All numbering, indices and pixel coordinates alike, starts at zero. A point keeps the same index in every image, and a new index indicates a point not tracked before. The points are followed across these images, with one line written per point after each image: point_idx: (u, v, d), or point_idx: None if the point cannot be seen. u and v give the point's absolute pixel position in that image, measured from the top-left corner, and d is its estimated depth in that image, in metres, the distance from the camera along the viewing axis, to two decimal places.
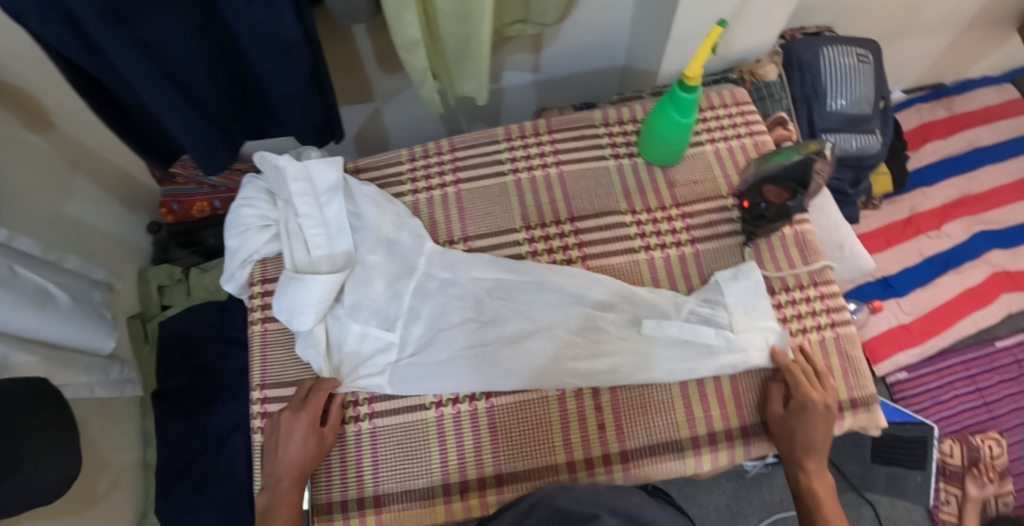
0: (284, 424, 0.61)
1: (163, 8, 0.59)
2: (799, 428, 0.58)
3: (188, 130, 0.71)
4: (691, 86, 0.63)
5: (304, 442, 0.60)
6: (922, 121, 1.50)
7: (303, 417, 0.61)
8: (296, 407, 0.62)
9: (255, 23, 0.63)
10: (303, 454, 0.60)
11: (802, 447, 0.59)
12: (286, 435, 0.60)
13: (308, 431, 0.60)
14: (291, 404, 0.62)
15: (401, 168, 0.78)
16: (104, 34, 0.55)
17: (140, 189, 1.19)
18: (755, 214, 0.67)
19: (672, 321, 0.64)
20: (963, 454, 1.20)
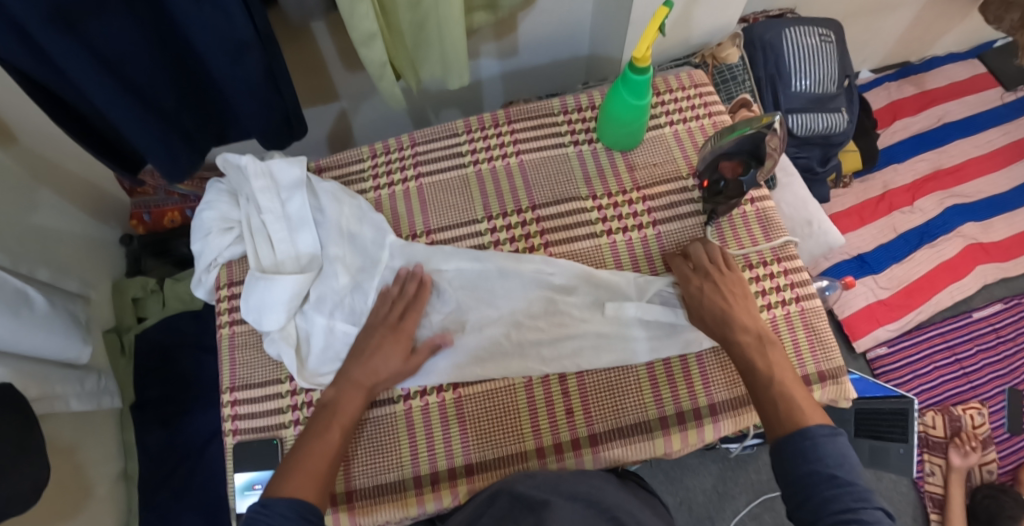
0: (376, 337, 0.62)
1: (110, 12, 0.59)
2: (706, 299, 0.60)
3: (147, 136, 0.71)
4: (641, 68, 0.63)
5: (390, 360, 0.61)
6: (890, 99, 1.51)
7: (399, 334, 0.63)
8: (390, 326, 0.63)
9: (207, 26, 0.62)
10: (388, 368, 0.61)
11: (727, 324, 0.58)
12: (378, 345, 0.62)
13: (398, 347, 0.62)
14: (387, 320, 0.63)
15: (362, 166, 0.78)
16: (51, 40, 0.55)
17: (110, 200, 1.18)
18: (715, 190, 0.67)
19: (632, 301, 0.64)
20: (945, 425, 1.22)
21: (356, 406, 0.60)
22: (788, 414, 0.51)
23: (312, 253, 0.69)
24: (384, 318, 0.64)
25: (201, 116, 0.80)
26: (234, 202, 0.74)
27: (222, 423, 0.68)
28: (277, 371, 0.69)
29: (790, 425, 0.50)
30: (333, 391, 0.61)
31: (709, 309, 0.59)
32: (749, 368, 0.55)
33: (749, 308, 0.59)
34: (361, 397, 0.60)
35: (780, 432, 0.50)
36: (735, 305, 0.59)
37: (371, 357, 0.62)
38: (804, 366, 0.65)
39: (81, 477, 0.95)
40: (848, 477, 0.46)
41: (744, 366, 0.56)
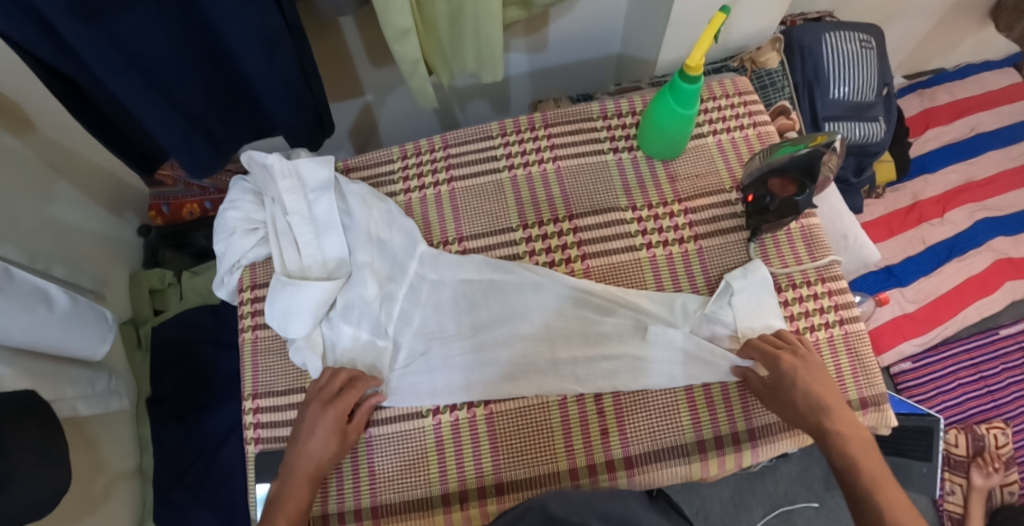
0: (310, 417, 0.58)
1: (138, 2, 0.56)
2: (800, 381, 0.55)
3: (166, 129, 0.68)
4: (693, 76, 0.60)
5: (328, 437, 0.58)
6: (924, 107, 1.47)
7: (330, 412, 0.58)
8: (325, 401, 0.59)
9: (245, 28, 0.61)
10: (324, 448, 0.57)
11: (812, 403, 0.54)
12: (311, 427, 0.58)
13: (332, 428, 0.58)
14: (320, 396, 0.59)
15: (392, 168, 0.75)
16: (74, 31, 0.53)
17: (128, 190, 1.16)
18: (760, 207, 0.64)
19: (678, 330, 0.62)
20: (968, 444, 1.18)
21: (301, 499, 0.55)
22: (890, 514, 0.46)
23: (339, 257, 0.67)
24: (317, 394, 0.60)
25: (229, 117, 0.78)
26: (258, 202, 0.73)
27: (244, 429, 0.67)
28: (300, 378, 0.67)
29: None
30: (278, 485, 0.56)
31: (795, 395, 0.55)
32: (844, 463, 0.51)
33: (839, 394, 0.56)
34: (308, 485, 0.56)
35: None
36: (823, 388, 0.55)
37: (311, 439, 0.57)
38: (846, 392, 0.63)
39: (92, 473, 0.93)
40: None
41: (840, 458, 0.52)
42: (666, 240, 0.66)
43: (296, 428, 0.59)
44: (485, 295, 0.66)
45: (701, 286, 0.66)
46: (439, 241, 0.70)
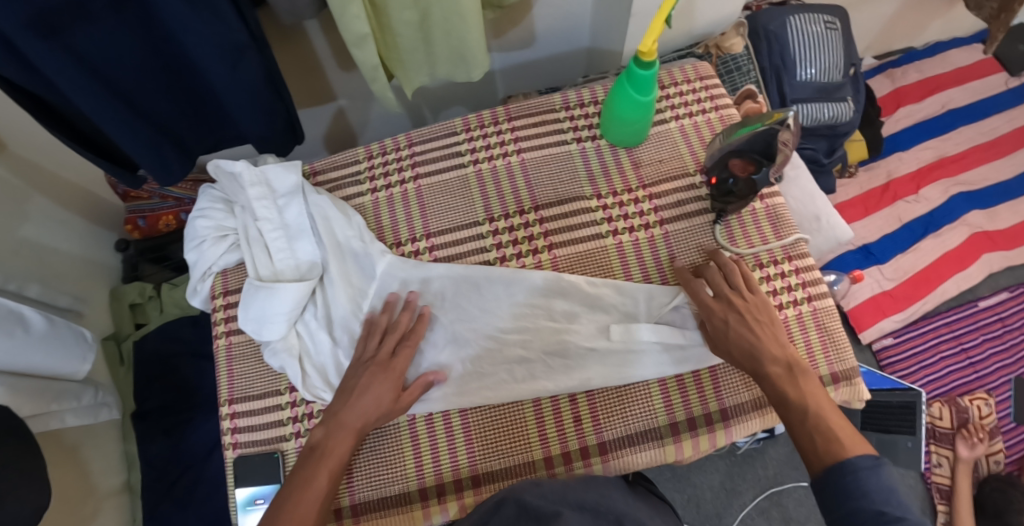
0: (367, 374, 0.59)
1: (100, 19, 0.56)
2: (733, 334, 0.57)
3: (136, 144, 0.68)
4: (647, 62, 0.61)
5: (379, 398, 0.58)
6: (894, 87, 1.48)
7: (388, 374, 0.59)
8: (383, 362, 0.60)
9: (208, 36, 0.61)
10: (374, 406, 0.58)
11: (744, 354, 0.56)
12: (367, 386, 0.58)
13: (389, 389, 0.59)
14: (380, 356, 0.60)
15: (358, 168, 0.75)
16: (36, 50, 0.53)
17: (103, 206, 1.15)
18: (722, 190, 0.65)
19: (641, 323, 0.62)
20: (953, 416, 1.20)
21: (346, 449, 0.57)
22: (836, 440, 0.49)
23: (311, 261, 0.67)
24: (375, 355, 0.60)
25: (198, 127, 0.77)
26: (228, 210, 0.73)
27: (221, 436, 0.67)
28: (276, 383, 0.67)
29: (829, 459, 0.49)
30: (322, 433, 0.58)
31: (732, 348, 0.57)
32: (782, 399, 0.53)
33: (776, 334, 0.57)
34: (354, 439, 0.57)
35: (819, 464, 0.49)
36: (761, 332, 0.56)
37: (360, 394, 0.58)
38: (817, 367, 0.64)
39: (79, 491, 0.93)
40: (897, 512, 0.44)
41: (777, 398, 0.54)
42: (634, 227, 0.66)
43: (345, 386, 0.59)
44: (456, 289, 0.66)
45: (671, 274, 0.66)
46: (395, 243, 0.70)
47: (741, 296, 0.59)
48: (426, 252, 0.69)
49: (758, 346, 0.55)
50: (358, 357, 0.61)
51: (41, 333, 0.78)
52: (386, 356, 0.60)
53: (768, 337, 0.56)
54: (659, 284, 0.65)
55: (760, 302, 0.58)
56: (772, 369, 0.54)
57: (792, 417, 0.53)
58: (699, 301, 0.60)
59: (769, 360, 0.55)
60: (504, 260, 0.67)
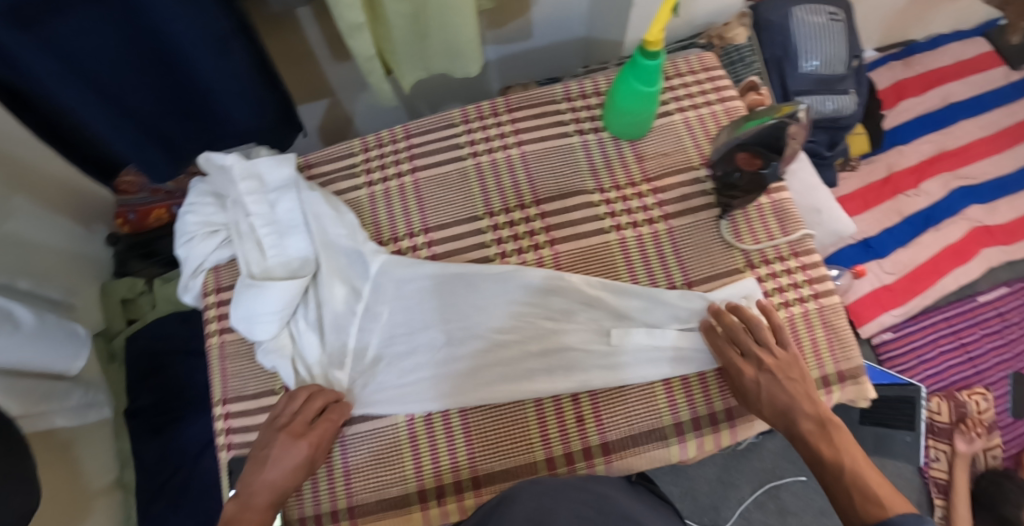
0: (279, 445, 0.54)
1: (78, 8, 0.53)
2: (766, 393, 0.55)
3: (119, 138, 0.67)
4: (653, 52, 0.59)
5: (296, 470, 0.55)
6: (895, 79, 1.47)
7: (303, 444, 0.55)
8: (298, 431, 0.56)
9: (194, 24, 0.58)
10: (287, 478, 0.54)
11: (777, 412, 0.54)
12: (281, 457, 0.54)
13: (303, 461, 0.55)
14: (292, 426, 0.56)
15: (354, 161, 0.73)
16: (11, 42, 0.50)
17: (91, 200, 1.13)
18: (727, 184, 0.64)
19: (639, 327, 0.61)
20: (951, 411, 1.19)
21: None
22: (875, 497, 0.47)
23: (302, 257, 0.65)
24: (290, 422, 0.56)
25: (187, 122, 0.75)
26: (218, 204, 0.70)
27: (216, 436, 0.65)
28: (270, 382, 0.65)
29: (869, 518, 0.46)
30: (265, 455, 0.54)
31: (762, 408, 0.55)
32: (814, 456, 0.52)
33: (807, 388, 0.55)
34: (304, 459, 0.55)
35: (860, 524, 0.46)
36: (794, 389, 0.54)
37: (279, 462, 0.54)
38: (823, 367, 0.63)
39: (69, 490, 0.92)
40: None
41: (810, 454, 0.53)
42: (638, 222, 0.65)
43: (255, 457, 0.55)
44: (454, 287, 0.64)
45: (675, 271, 0.64)
46: (389, 239, 0.68)
47: (771, 352, 0.56)
48: (424, 247, 0.67)
49: (792, 406, 0.54)
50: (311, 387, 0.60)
51: (29, 329, 0.75)
52: (304, 419, 0.56)
53: (800, 395, 0.54)
54: (663, 281, 0.64)
55: (790, 356, 0.56)
56: (809, 430, 0.53)
57: (829, 476, 0.51)
58: (727, 361, 0.57)
59: (803, 418, 0.53)
60: (505, 256, 0.66)
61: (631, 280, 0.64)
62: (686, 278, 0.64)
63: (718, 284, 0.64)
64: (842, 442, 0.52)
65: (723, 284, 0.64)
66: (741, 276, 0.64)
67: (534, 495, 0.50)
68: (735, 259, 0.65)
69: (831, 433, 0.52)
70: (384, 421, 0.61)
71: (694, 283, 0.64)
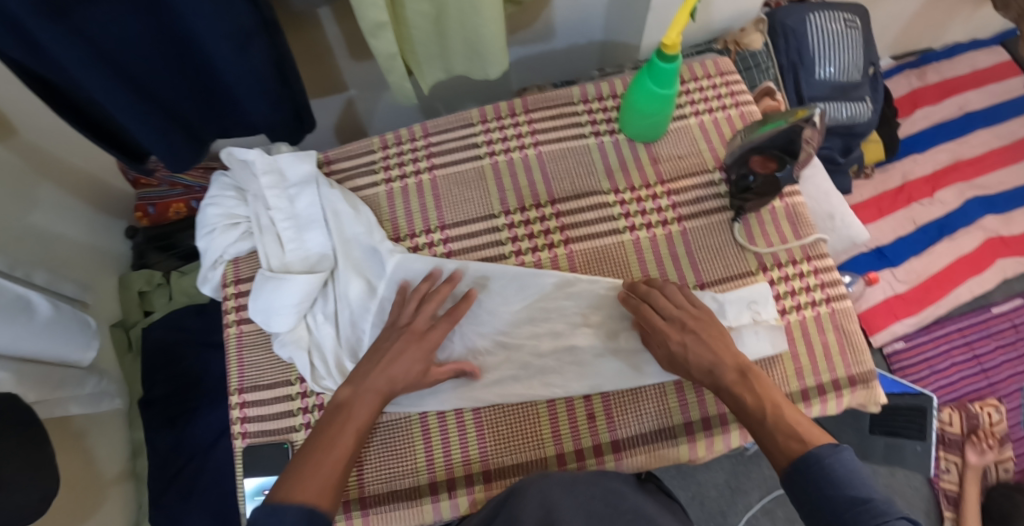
0: (400, 342, 0.58)
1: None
2: (693, 355, 0.56)
3: (146, 129, 0.68)
4: (670, 55, 0.60)
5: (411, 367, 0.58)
6: (911, 88, 1.46)
7: (422, 344, 0.58)
8: (419, 331, 0.59)
9: (222, 20, 0.60)
10: (404, 375, 0.57)
11: (704, 370, 0.55)
12: (400, 356, 0.57)
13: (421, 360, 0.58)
14: (415, 325, 0.59)
15: (373, 158, 0.74)
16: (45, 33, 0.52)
17: (112, 193, 1.15)
18: (741, 187, 0.65)
19: None
20: (963, 422, 1.18)
21: (366, 418, 0.56)
22: (794, 435, 0.50)
23: (321, 253, 0.66)
24: (411, 322, 0.59)
25: (209, 114, 0.77)
26: (239, 197, 0.72)
27: (231, 425, 0.67)
28: (286, 373, 0.67)
29: (793, 453, 0.49)
30: (349, 391, 0.57)
31: (692, 364, 0.56)
32: (741, 407, 0.54)
33: (726, 344, 0.56)
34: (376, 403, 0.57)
35: (785, 460, 0.50)
36: (716, 346, 0.56)
37: (353, 415, 0.56)
38: (833, 371, 0.63)
39: (83, 478, 0.94)
40: (865, 493, 0.45)
41: (736, 405, 0.54)
42: (653, 223, 0.65)
43: (375, 354, 0.58)
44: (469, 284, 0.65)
45: (688, 273, 0.65)
46: (406, 236, 0.69)
47: (690, 313, 0.58)
48: (440, 244, 0.68)
49: (717, 362, 0.55)
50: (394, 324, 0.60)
51: (45, 320, 0.78)
52: (383, 375, 0.57)
53: (719, 352, 0.55)
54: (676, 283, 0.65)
55: (706, 315, 0.58)
56: (736, 384, 0.54)
57: (754, 423, 0.53)
58: (653, 326, 0.57)
59: (726, 371, 0.55)
60: (520, 254, 0.66)
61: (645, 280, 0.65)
62: (699, 280, 0.65)
63: (729, 286, 0.64)
64: (763, 386, 0.54)
65: (735, 286, 0.64)
66: (753, 278, 0.65)
67: (541, 493, 0.51)
68: (748, 262, 0.66)
69: (752, 381, 0.54)
70: (398, 414, 0.62)
71: (706, 285, 0.65)
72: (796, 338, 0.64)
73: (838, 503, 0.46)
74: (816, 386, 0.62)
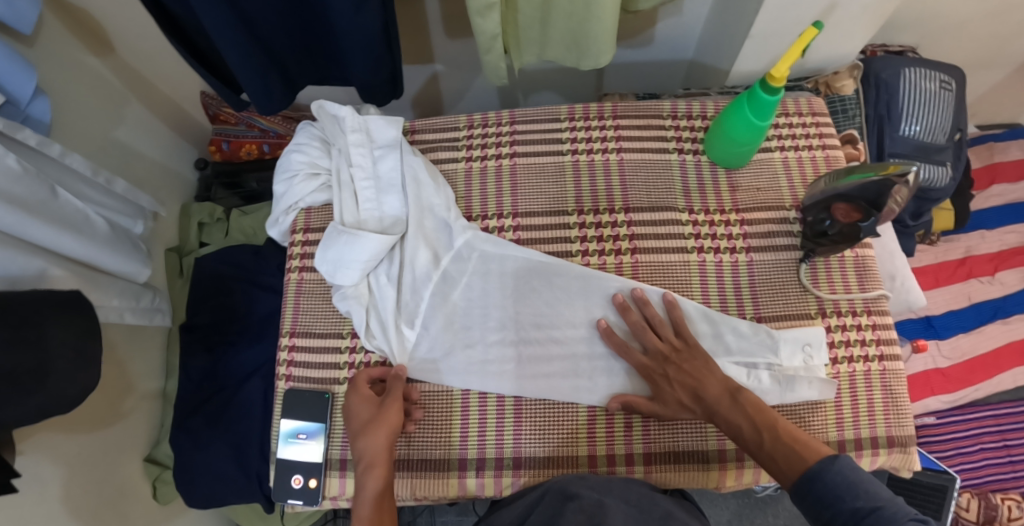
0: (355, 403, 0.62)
1: None
2: (676, 380, 0.59)
3: (247, 67, 0.71)
4: (773, 88, 0.59)
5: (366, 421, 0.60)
6: (993, 160, 1.41)
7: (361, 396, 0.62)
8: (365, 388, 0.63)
9: None
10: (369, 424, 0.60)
11: (690, 395, 0.58)
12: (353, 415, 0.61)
13: (364, 402, 0.61)
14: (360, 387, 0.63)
15: (457, 135, 0.75)
16: None
17: (190, 123, 1.21)
18: (817, 231, 0.64)
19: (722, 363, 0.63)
20: (980, 511, 1.13)
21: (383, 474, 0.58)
22: (792, 456, 0.51)
23: (395, 216, 0.68)
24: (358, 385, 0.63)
25: (306, 62, 0.81)
26: (324, 149, 0.75)
27: (278, 365, 0.69)
28: (339, 325, 0.69)
29: (795, 472, 0.50)
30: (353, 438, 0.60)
31: (677, 395, 0.58)
32: (737, 432, 0.55)
33: (710, 369, 0.59)
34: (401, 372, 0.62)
35: (791, 481, 0.50)
36: (695, 371, 0.59)
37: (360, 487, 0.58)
38: (874, 428, 0.62)
39: (114, 388, 0.98)
40: (870, 503, 0.45)
41: (730, 428, 0.56)
42: (724, 248, 0.65)
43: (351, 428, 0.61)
44: (530, 273, 0.66)
45: (748, 304, 0.65)
46: (477, 216, 0.71)
47: (670, 340, 0.60)
48: (510, 229, 0.69)
49: (705, 389, 0.57)
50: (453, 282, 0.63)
51: (104, 233, 0.83)
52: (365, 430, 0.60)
53: (700, 378, 0.58)
54: (734, 310, 0.65)
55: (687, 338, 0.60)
56: (725, 408, 0.56)
57: (751, 450, 0.54)
58: (632, 359, 0.61)
59: (710, 394, 0.57)
60: (586, 254, 0.67)
61: (703, 301, 0.65)
62: (757, 313, 0.65)
63: (789, 325, 0.64)
64: (752, 404, 0.56)
65: (793, 326, 0.64)
66: (811, 321, 0.64)
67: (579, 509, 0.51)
68: (808, 305, 0.65)
69: (736, 406, 0.56)
70: (440, 392, 0.64)
71: (763, 318, 0.65)
72: (844, 389, 0.63)
73: (846, 518, 0.45)
74: (854, 440, 0.62)
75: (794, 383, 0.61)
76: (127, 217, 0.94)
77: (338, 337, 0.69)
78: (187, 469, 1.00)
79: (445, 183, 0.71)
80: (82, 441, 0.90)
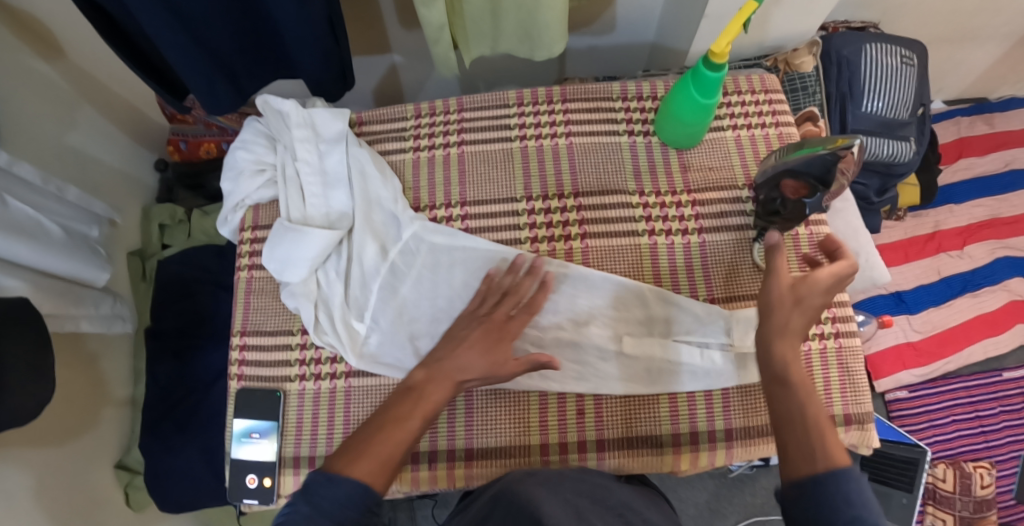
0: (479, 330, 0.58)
1: None
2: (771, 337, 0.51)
3: (190, 67, 0.68)
4: (717, 65, 0.58)
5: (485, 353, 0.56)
6: (960, 135, 1.41)
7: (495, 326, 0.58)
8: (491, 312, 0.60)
9: None
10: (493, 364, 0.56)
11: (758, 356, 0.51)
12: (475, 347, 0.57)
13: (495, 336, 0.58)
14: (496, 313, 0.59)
15: (404, 126, 0.74)
16: None
17: (148, 124, 1.18)
18: (768, 209, 0.63)
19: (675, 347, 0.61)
20: (955, 481, 1.15)
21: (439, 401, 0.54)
22: (806, 451, 0.44)
23: (342, 211, 0.67)
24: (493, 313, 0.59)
25: (254, 62, 0.78)
26: (269, 145, 0.72)
27: (230, 366, 0.68)
28: (290, 322, 0.68)
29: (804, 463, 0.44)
30: (422, 375, 0.56)
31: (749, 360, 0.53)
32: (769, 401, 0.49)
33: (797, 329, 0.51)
34: (451, 389, 0.55)
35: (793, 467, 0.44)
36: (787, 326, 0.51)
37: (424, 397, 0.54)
38: (830, 406, 0.62)
39: (80, 396, 0.96)
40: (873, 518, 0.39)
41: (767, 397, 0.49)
42: (674, 230, 0.65)
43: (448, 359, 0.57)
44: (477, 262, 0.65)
45: (700, 285, 0.65)
46: (426, 207, 0.69)
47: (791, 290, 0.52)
48: (459, 219, 0.68)
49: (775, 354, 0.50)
50: (475, 311, 0.60)
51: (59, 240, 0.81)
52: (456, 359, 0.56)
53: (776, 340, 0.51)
54: (687, 293, 0.64)
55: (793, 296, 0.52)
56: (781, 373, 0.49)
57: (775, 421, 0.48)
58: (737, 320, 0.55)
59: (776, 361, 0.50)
60: (535, 241, 0.66)
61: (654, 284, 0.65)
62: (710, 294, 0.64)
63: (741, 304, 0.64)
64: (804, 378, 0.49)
65: (746, 305, 0.64)
66: None
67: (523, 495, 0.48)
68: None
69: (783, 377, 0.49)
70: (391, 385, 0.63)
71: (717, 299, 0.64)
72: None
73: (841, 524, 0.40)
74: None
75: (743, 365, 0.60)
76: (82, 223, 0.91)
77: (288, 335, 0.68)
78: (158, 473, 0.99)
79: (392, 173, 0.70)
80: (49, 452, 0.88)
